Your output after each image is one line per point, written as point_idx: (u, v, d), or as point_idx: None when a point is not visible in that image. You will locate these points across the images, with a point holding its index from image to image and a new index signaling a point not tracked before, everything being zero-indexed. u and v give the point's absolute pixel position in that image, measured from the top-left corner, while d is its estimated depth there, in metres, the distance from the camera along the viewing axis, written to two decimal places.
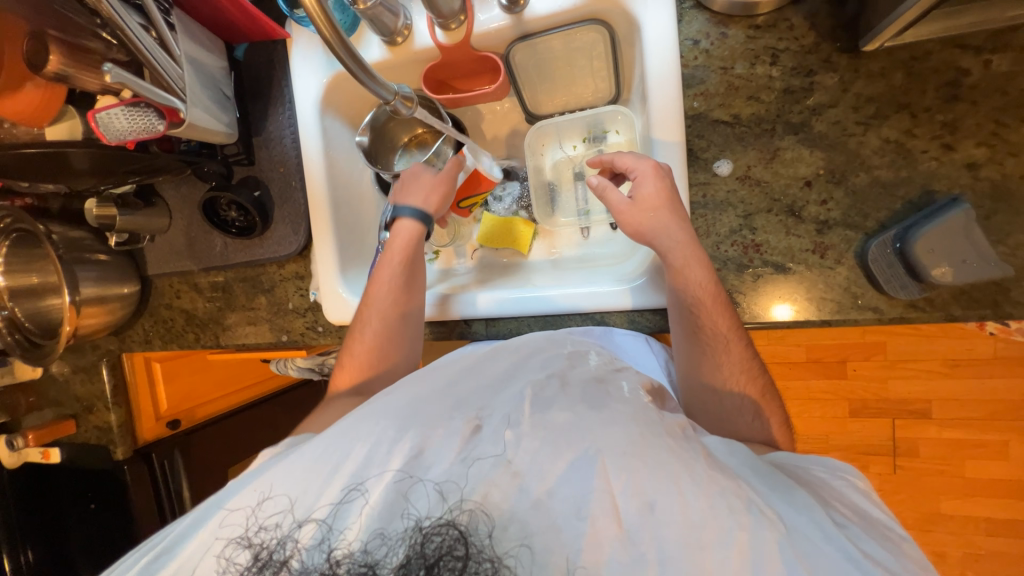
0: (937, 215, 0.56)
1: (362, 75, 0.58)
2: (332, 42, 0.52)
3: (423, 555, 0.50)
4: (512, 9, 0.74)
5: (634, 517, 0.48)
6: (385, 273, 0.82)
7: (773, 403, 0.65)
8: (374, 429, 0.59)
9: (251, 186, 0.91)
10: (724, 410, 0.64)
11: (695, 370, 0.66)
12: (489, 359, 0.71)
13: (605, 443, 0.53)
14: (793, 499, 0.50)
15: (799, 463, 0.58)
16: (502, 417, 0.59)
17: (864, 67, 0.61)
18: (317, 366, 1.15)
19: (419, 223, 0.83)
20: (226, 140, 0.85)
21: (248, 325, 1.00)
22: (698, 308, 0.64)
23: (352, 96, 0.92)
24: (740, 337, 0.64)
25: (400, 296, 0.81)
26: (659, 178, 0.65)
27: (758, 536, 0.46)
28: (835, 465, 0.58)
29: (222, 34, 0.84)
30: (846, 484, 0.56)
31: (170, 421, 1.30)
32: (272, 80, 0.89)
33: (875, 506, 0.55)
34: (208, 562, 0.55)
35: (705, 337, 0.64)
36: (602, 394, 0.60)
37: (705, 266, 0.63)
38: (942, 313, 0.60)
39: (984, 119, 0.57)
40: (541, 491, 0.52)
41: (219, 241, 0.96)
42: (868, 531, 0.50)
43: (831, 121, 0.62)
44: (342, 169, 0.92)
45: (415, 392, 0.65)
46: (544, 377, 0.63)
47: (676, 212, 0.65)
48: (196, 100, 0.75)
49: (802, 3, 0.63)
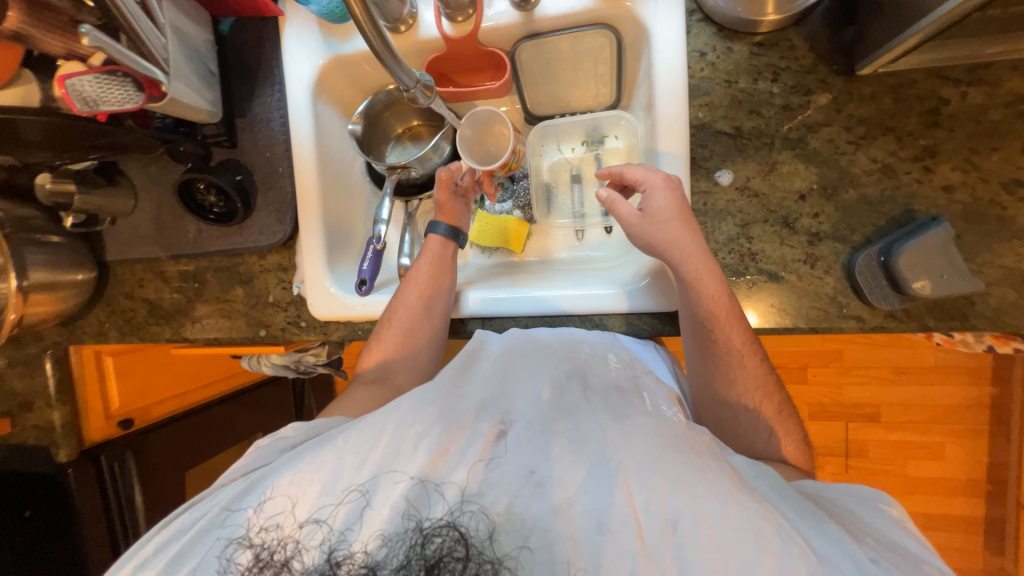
0: (917, 233, 0.61)
1: (387, 57, 0.56)
2: (361, 20, 0.50)
3: (423, 556, 0.51)
4: (523, 6, 0.73)
5: (654, 533, 0.48)
6: (417, 280, 0.80)
7: (790, 420, 0.67)
8: (395, 424, 0.57)
9: (232, 169, 0.85)
10: (738, 421, 0.67)
11: (710, 384, 0.69)
12: (512, 360, 0.69)
13: (629, 459, 0.52)
14: (825, 532, 0.51)
15: (827, 494, 0.60)
16: (527, 422, 0.58)
17: (857, 90, 0.64)
18: (293, 363, 1.09)
19: (447, 238, 0.84)
20: (208, 119, 0.79)
21: (221, 318, 0.93)
22: (710, 321, 0.66)
23: (347, 82, 0.88)
24: (752, 351, 0.66)
25: (430, 299, 0.80)
26: (669, 189, 0.66)
27: (787, 563, 0.45)
28: (864, 494, 0.60)
29: (208, 5, 0.79)
30: (879, 515, 0.57)
31: (122, 420, 1.19)
32: (261, 58, 0.84)
33: (913, 538, 0.54)
34: (208, 563, 0.54)
35: (719, 351, 0.66)
36: (626, 403, 0.61)
37: (717, 280, 0.65)
38: (916, 323, 0.64)
39: (960, 146, 0.62)
40: (561, 498, 0.51)
41: (193, 226, 0.89)
42: (895, 557, 0.51)
43: (826, 139, 0.66)
44: (333, 157, 0.88)
45: (438, 390, 0.63)
46: (565, 378, 0.65)
47: (687, 224, 0.66)
48: (178, 74, 0.70)
49: (803, 25, 0.66)
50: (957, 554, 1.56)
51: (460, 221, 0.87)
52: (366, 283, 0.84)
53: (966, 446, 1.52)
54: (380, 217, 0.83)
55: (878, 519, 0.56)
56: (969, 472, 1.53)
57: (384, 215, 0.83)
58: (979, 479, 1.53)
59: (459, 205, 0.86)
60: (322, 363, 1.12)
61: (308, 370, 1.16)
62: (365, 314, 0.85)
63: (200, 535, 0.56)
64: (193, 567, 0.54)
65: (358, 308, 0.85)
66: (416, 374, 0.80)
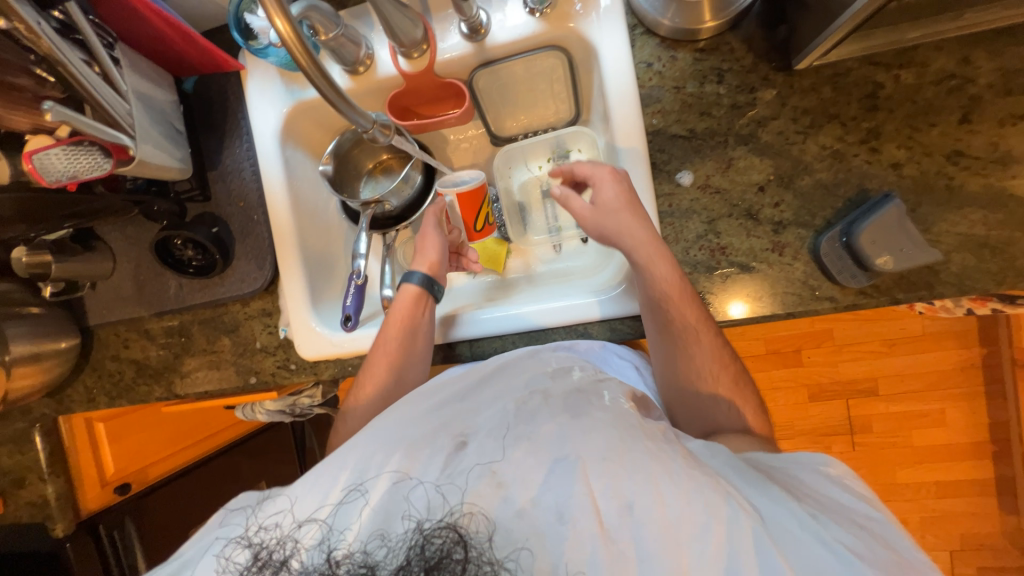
0: (874, 210, 0.63)
1: (340, 104, 0.53)
2: (307, 68, 0.48)
3: (423, 557, 0.48)
4: (474, 37, 0.76)
5: (613, 519, 0.48)
6: (386, 347, 0.76)
7: (746, 388, 0.68)
8: (354, 458, 0.57)
9: (208, 222, 0.86)
10: (702, 390, 0.68)
11: (674, 366, 0.69)
12: (480, 383, 0.68)
13: (586, 449, 0.52)
14: (774, 497, 0.51)
15: (775, 462, 0.59)
16: (487, 431, 0.57)
17: (798, 83, 0.68)
18: (288, 407, 1.08)
19: (421, 291, 0.81)
20: (179, 176, 0.80)
21: (210, 370, 0.93)
22: (666, 301, 0.66)
23: (314, 125, 0.90)
24: (707, 326, 0.67)
25: (403, 366, 0.77)
26: (617, 181, 0.69)
27: (733, 527, 0.47)
28: (802, 457, 0.59)
29: (171, 68, 0.81)
30: (821, 476, 0.57)
31: (118, 486, 1.16)
32: (227, 112, 0.86)
33: (845, 492, 0.55)
34: (208, 563, 0.52)
35: (677, 331, 0.67)
36: (584, 401, 0.59)
37: (662, 267, 0.67)
38: (887, 297, 0.66)
39: (900, 126, 0.65)
40: (524, 499, 0.50)
41: (174, 282, 0.90)
42: (833, 516, 0.51)
43: (775, 132, 0.68)
44: (308, 201, 0.90)
45: (405, 411, 0.64)
46: (526, 393, 0.62)
47: (638, 206, 0.68)
48: (144, 136, 0.71)
49: (739, 28, 0.69)
50: (975, 519, 1.56)
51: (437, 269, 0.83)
52: (351, 319, 0.84)
53: (966, 409, 1.54)
54: (359, 252, 0.84)
55: (817, 480, 0.56)
56: (973, 435, 1.54)
57: (361, 250, 0.84)
58: (983, 441, 1.54)
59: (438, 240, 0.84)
60: (317, 402, 1.11)
61: (305, 412, 1.15)
62: (353, 351, 0.85)
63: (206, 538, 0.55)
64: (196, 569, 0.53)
65: (344, 345, 0.85)
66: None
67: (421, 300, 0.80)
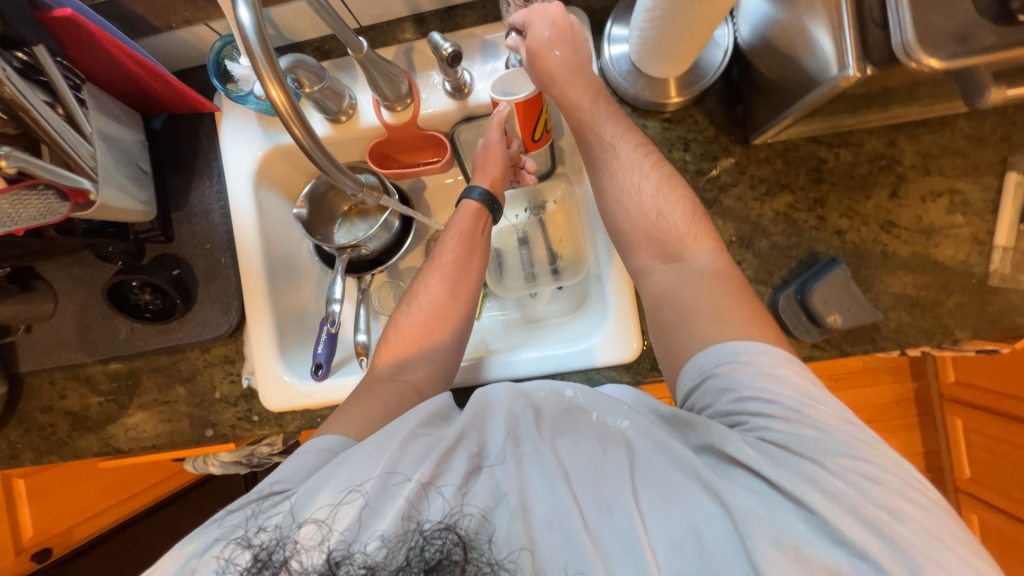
0: (823, 273, 0.70)
1: (330, 168, 0.52)
2: (302, 139, 0.48)
3: (423, 558, 0.48)
4: (457, 95, 0.79)
5: (595, 518, 0.50)
6: (442, 259, 0.76)
7: (704, 220, 0.67)
8: (351, 460, 0.55)
9: (169, 265, 0.82)
10: (657, 227, 0.66)
11: (618, 217, 0.69)
12: (482, 414, 0.60)
13: (573, 461, 0.54)
14: (781, 460, 0.47)
15: (751, 392, 0.51)
16: (496, 451, 0.55)
17: (754, 155, 0.75)
18: (245, 458, 1.01)
19: (483, 205, 0.78)
20: (141, 218, 0.76)
21: (159, 424, 0.86)
22: (613, 151, 0.70)
23: (290, 167, 0.89)
24: (631, 133, 0.70)
25: (455, 283, 0.75)
26: (544, 15, 0.70)
27: (716, 519, 0.47)
28: (728, 350, 0.54)
29: (140, 106, 0.78)
30: (817, 410, 0.49)
31: (36, 553, 1.13)
32: (197, 151, 0.83)
33: (785, 384, 0.51)
34: (207, 565, 0.51)
35: (619, 181, 0.70)
36: (575, 418, 0.59)
37: (583, 82, 0.71)
38: (837, 350, 0.72)
39: (842, 198, 0.73)
40: (518, 505, 0.51)
41: (126, 326, 0.84)
42: (831, 462, 0.46)
43: (735, 198, 0.75)
44: (279, 243, 0.88)
45: (415, 418, 0.58)
46: (518, 409, 0.59)
47: (570, 49, 0.70)
48: (107, 179, 0.67)
49: (702, 103, 0.76)
50: None
51: (497, 185, 0.80)
52: (321, 367, 0.82)
53: (905, 439, 1.65)
54: (333, 296, 0.82)
55: (752, 381, 0.52)
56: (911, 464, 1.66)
57: (336, 294, 0.82)
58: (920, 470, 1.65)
59: (499, 159, 0.78)
60: (278, 451, 1.05)
61: (263, 461, 1.07)
62: (324, 401, 0.81)
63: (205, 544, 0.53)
64: (189, 568, 0.51)
65: (314, 396, 0.81)
66: (433, 369, 0.71)
67: (483, 214, 0.79)
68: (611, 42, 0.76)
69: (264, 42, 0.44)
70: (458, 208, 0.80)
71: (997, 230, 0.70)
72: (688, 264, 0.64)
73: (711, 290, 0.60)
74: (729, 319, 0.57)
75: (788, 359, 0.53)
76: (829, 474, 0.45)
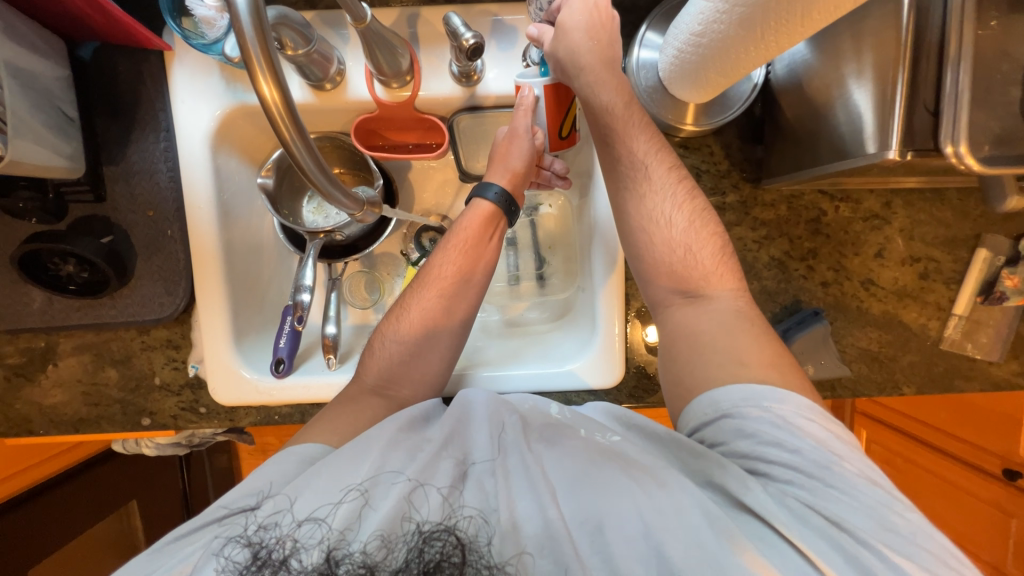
0: (807, 324, 0.72)
1: (325, 184, 0.44)
2: (291, 144, 0.40)
3: (423, 560, 0.45)
4: (464, 81, 0.70)
5: (587, 547, 0.48)
6: (443, 270, 0.71)
7: (730, 260, 0.65)
8: (333, 464, 0.52)
9: (99, 229, 0.69)
10: (684, 262, 0.64)
11: (643, 245, 0.66)
12: (465, 418, 0.59)
13: (559, 475, 0.53)
14: (800, 513, 0.48)
15: (777, 440, 0.51)
16: (486, 461, 0.54)
17: (760, 197, 0.74)
18: (184, 439, 0.92)
19: (500, 207, 0.73)
20: (65, 174, 0.63)
21: (84, 408, 0.75)
22: (644, 168, 0.66)
23: (255, 129, 0.76)
24: (658, 155, 0.66)
25: (455, 296, 0.71)
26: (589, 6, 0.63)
27: (710, 537, 0.46)
28: (754, 392, 0.54)
29: (65, 29, 0.63)
30: (844, 469, 0.49)
31: None
32: (140, 96, 0.69)
33: (808, 437, 0.51)
34: (205, 564, 0.46)
35: (647, 207, 0.66)
36: (561, 430, 0.58)
37: (614, 80, 0.65)
38: None
39: (833, 251, 0.75)
40: (508, 521, 0.49)
41: (42, 297, 0.71)
42: (854, 526, 0.46)
43: (736, 238, 0.74)
44: (237, 218, 0.76)
45: (395, 423, 0.57)
46: (507, 416, 0.59)
47: (603, 43, 0.64)
48: (22, 128, 0.55)
49: (721, 134, 0.73)
50: None
51: (518, 187, 0.75)
52: (283, 362, 0.74)
53: None
54: (303, 284, 0.73)
55: (774, 428, 0.52)
56: None
57: (307, 281, 0.73)
58: None
59: (521, 159, 0.72)
60: (222, 432, 0.97)
61: (204, 442, 0.99)
62: (283, 400, 0.74)
63: (200, 545, 0.49)
64: (184, 566, 0.47)
65: (272, 394, 0.74)
66: (422, 388, 0.67)
67: (493, 222, 0.74)
68: (642, 45, 0.70)
69: (259, 22, 0.37)
70: (470, 207, 0.74)
71: (956, 299, 0.75)
72: (692, 307, 0.64)
73: (709, 340, 0.60)
74: (750, 362, 0.57)
75: (812, 408, 0.53)
76: (858, 543, 0.46)
